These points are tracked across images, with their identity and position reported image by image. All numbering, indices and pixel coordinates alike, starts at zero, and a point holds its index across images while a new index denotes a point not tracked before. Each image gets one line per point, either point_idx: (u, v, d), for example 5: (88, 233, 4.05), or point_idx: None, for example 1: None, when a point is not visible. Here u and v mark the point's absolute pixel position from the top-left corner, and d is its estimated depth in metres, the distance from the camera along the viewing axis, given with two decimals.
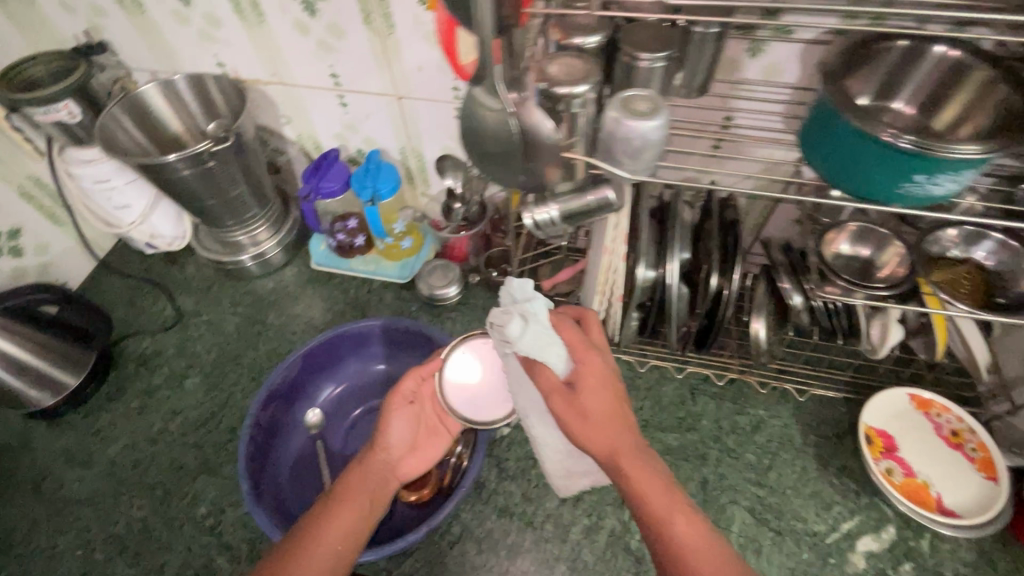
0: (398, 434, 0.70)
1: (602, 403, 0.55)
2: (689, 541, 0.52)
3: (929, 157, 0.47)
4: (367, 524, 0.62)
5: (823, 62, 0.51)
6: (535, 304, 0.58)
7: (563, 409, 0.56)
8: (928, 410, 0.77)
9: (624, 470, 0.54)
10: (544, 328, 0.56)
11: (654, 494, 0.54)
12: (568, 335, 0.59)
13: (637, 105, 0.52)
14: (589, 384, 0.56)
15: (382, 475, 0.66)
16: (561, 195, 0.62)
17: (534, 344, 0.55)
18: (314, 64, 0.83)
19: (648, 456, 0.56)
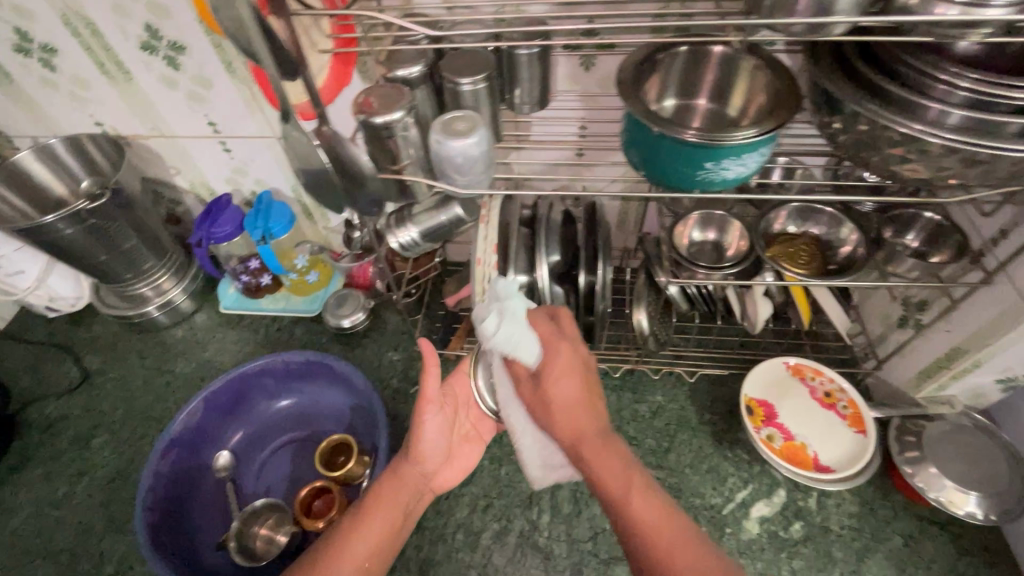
0: (436, 441, 0.66)
1: (566, 391, 0.60)
2: (641, 512, 0.50)
3: (714, 146, 0.52)
4: (395, 538, 0.61)
5: (622, 69, 0.56)
6: (513, 305, 0.62)
7: (533, 400, 0.62)
8: (802, 375, 0.82)
9: (583, 454, 0.56)
10: (518, 323, 0.61)
11: (610, 473, 0.53)
12: (543, 329, 0.63)
13: (457, 125, 0.56)
14: (554, 371, 0.60)
15: (415, 487, 0.65)
16: (418, 215, 0.66)
17: (502, 340, 0.60)
18: (189, 115, 0.85)
19: (614, 443, 0.56)
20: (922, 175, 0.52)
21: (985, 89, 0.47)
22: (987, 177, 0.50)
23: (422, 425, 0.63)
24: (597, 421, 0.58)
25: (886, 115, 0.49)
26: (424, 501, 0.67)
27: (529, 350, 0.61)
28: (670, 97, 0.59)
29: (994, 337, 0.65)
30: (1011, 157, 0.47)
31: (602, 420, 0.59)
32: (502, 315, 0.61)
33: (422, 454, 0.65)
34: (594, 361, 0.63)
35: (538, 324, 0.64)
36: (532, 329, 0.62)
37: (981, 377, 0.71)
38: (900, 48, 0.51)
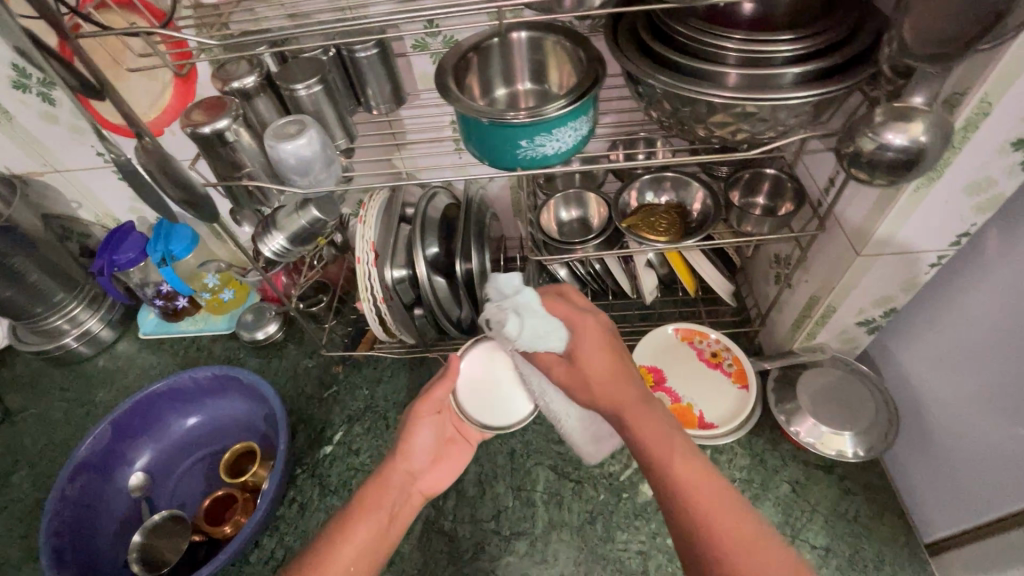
0: (424, 441, 0.67)
1: (599, 362, 0.60)
2: (680, 471, 0.50)
3: (525, 124, 0.55)
4: (388, 539, 0.60)
5: (442, 59, 0.58)
6: (522, 294, 0.59)
7: (569, 380, 0.62)
8: (691, 339, 0.85)
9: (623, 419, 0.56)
10: (536, 314, 0.59)
11: (649, 433, 0.54)
12: (557, 307, 0.63)
13: (287, 130, 0.59)
14: (581, 342, 0.61)
15: (403, 490, 0.64)
16: (281, 220, 0.68)
17: (534, 335, 0.59)
18: (77, 147, 0.88)
19: (654, 406, 0.57)
20: (719, 133, 0.56)
21: (751, 48, 0.50)
22: (774, 127, 0.54)
23: (415, 424, 0.66)
24: (635, 389, 0.58)
25: (678, 85, 0.52)
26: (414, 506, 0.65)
27: (555, 336, 0.60)
28: (499, 87, 0.63)
29: (837, 282, 0.68)
30: (784, 105, 0.50)
31: (640, 387, 0.59)
32: (521, 314, 0.58)
33: (411, 450, 0.66)
34: (617, 328, 0.64)
35: (550, 303, 0.63)
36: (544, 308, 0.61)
37: (843, 321, 0.74)
38: (679, 17, 0.54)
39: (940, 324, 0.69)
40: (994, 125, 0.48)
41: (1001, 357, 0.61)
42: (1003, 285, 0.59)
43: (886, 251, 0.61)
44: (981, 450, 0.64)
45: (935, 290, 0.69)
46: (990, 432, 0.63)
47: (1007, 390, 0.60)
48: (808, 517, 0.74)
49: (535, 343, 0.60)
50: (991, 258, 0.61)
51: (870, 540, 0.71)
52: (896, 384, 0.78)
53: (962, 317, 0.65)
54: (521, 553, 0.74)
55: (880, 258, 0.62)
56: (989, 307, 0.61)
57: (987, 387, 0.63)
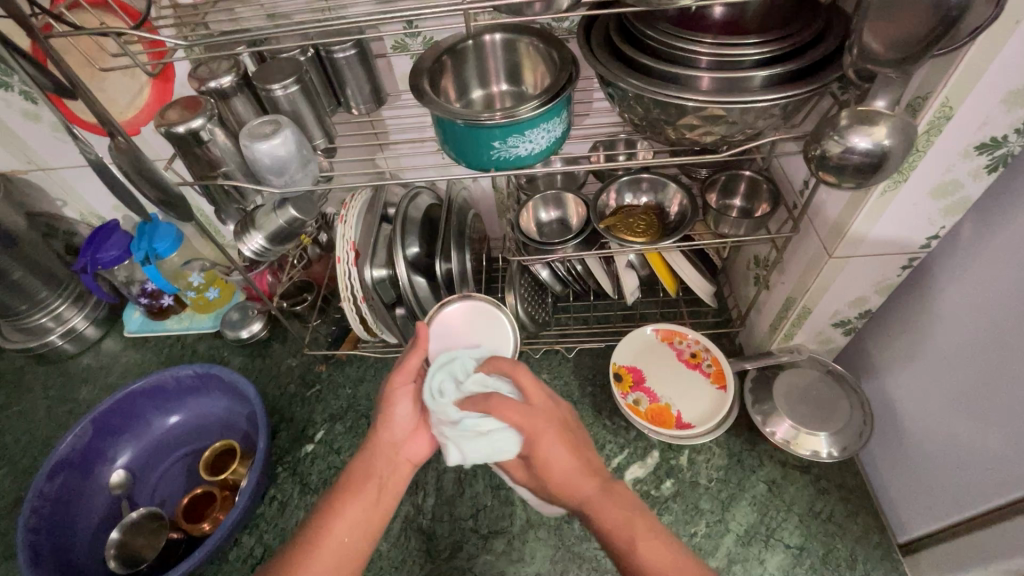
0: (404, 411, 0.63)
1: (565, 461, 0.57)
2: (653, 563, 0.51)
3: (498, 125, 0.56)
4: (379, 511, 0.60)
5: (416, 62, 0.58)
6: (464, 419, 0.57)
7: (532, 480, 0.60)
8: (671, 339, 0.86)
9: (589, 516, 0.56)
10: (481, 438, 0.56)
11: (616, 524, 0.54)
12: (509, 413, 0.56)
13: (262, 129, 0.59)
14: (541, 442, 0.56)
15: (388, 458, 0.62)
16: (259, 219, 0.69)
17: (482, 457, 0.57)
18: (59, 146, 0.88)
19: (616, 491, 0.57)
20: (690, 135, 0.56)
21: (720, 51, 0.51)
22: (743, 130, 0.54)
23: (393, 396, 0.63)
24: (599, 475, 0.58)
25: (649, 88, 0.52)
26: (405, 475, 0.63)
27: (506, 449, 0.57)
28: (475, 89, 0.63)
29: (812, 283, 0.68)
30: (753, 107, 0.51)
31: (602, 475, 0.58)
32: (457, 444, 0.57)
33: (392, 417, 0.63)
34: (570, 417, 0.60)
35: (503, 409, 0.56)
36: (494, 420, 0.57)
37: (819, 323, 0.74)
38: (650, 21, 0.55)
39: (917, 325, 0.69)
40: (957, 128, 0.49)
41: (974, 360, 0.61)
42: (976, 288, 0.60)
43: (857, 252, 0.61)
44: (954, 452, 0.64)
45: (912, 290, 0.69)
46: (964, 435, 0.63)
47: (979, 394, 0.61)
48: (782, 517, 0.74)
49: (481, 462, 0.57)
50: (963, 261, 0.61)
51: (843, 540, 0.72)
52: (872, 384, 0.78)
53: (937, 321, 0.66)
54: (498, 552, 0.75)
55: (852, 258, 0.62)
56: (962, 310, 0.62)
57: (959, 391, 0.63)
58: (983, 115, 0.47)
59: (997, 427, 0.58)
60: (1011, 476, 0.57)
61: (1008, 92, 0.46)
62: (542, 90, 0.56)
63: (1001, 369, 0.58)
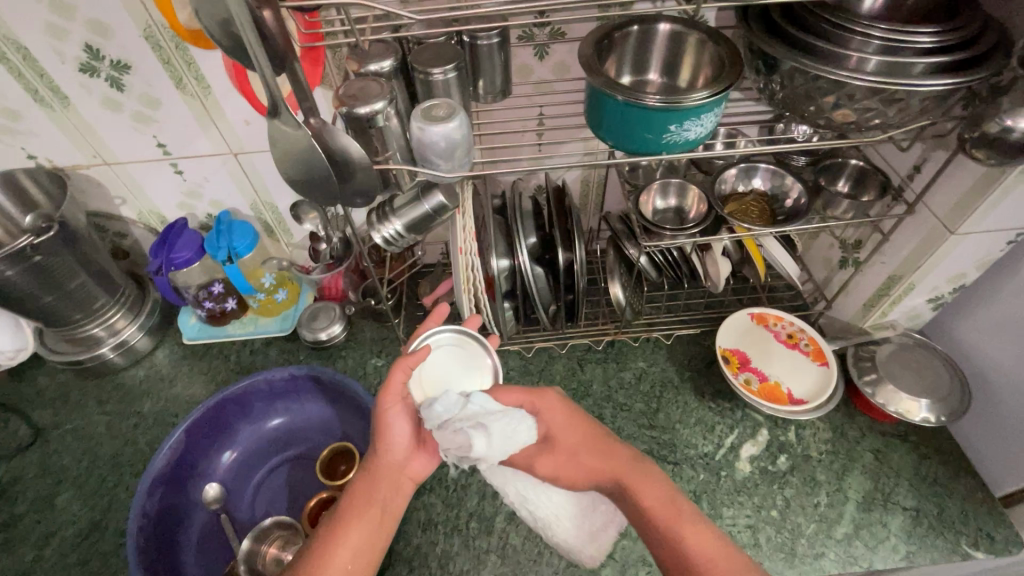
0: (402, 429, 0.62)
1: (585, 438, 0.65)
2: (690, 540, 0.54)
3: (674, 109, 0.58)
4: (382, 537, 0.58)
5: (586, 53, 0.60)
6: (472, 402, 0.63)
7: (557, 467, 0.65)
8: (766, 322, 0.90)
9: (625, 490, 0.60)
10: (498, 415, 0.62)
11: (653, 500, 0.58)
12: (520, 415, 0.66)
13: (436, 112, 0.58)
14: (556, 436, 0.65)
15: (391, 481, 0.60)
16: (399, 208, 0.67)
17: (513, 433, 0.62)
18: (135, 138, 0.82)
19: (649, 469, 0.61)
20: (852, 119, 0.60)
21: (896, 38, 0.55)
22: (903, 115, 0.59)
23: (384, 419, 0.61)
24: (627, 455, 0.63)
25: (828, 71, 0.56)
26: (407, 495, 0.62)
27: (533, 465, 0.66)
28: (628, 73, 0.65)
29: (922, 260, 0.74)
30: (916, 92, 0.55)
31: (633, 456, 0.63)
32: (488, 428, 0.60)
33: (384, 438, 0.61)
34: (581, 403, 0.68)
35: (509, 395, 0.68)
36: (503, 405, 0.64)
37: (916, 298, 0.81)
38: (822, 9, 0.58)
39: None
40: None
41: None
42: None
43: (977, 228, 0.68)
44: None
45: (1007, 259, 0.75)
46: None
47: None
48: (894, 482, 0.79)
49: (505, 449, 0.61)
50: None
51: (952, 498, 0.78)
52: (959, 357, 0.85)
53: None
54: (635, 536, 0.75)
55: (971, 235, 0.69)
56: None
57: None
58: None
59: None
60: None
61: None
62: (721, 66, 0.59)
63: None
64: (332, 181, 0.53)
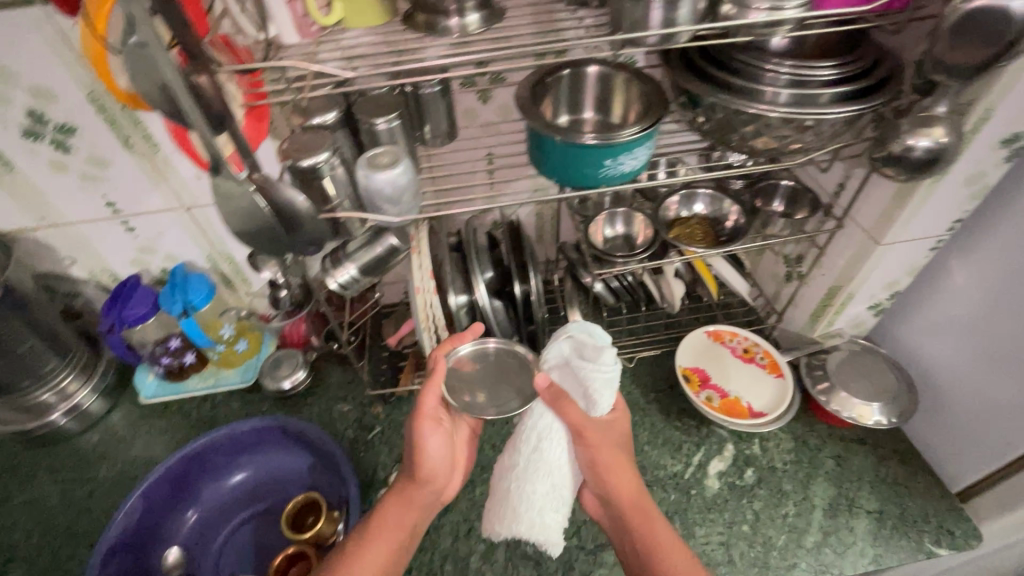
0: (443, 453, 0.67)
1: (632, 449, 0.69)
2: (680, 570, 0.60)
3: (608, 145, 0.61)
4: (406, 549, 0.66)
5: (522, 97, 0.63)
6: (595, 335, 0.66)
7: (601, 457, 0.65)
8: (722, 339, 0.93)
9: (638, 513, 0.65)
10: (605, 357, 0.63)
11: (663, 533, 0.64)
12: (574, 418, 0.63)
13: (380, 160, 0.60)
14: (599, 450, 0.65)
15: (427, 502, 0.68)
16: (353, 252, 0.68)
17: (601, 382, 0.62)
18: (84, 198, 0.81)
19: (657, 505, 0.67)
20: (772, 145, 0.65)
21: (801, 72, 0.59)
22: (818, 139, 0.63)
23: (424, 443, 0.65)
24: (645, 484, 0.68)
25: (744, 104, 0.60)
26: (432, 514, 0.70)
27: (561, 455, 0.65)
28: (564, 113, 0.69)
29: (856, 270, 0.78)
30: (825, 119, 0.60)
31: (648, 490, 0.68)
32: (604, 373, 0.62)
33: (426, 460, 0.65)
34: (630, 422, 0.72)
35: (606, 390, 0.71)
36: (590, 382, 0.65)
37: (858, 306, 0.85)
38: (734, 49, 0.63)
39: (983, 280, 0.73)
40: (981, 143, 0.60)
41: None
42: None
43: (900, 238, 0.72)
44: (999, 412, 0.73)
45: (938, 261, 0.79)
46: (1003, 397, 0.72)
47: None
48: (856, 486, 0.82)
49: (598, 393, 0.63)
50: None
51: (911, 497, 0.80)
52: (904, 360, 0.89)
53: (1010, 284, 0.69)
54: (611, 564, 0.75)
55: (895, 245, 0.73)
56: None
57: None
58: (1014, 116, 0.58)
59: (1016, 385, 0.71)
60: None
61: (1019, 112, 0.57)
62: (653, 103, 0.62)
63: (1007, 334, 0.71)
64: (278, 232, 0.54)
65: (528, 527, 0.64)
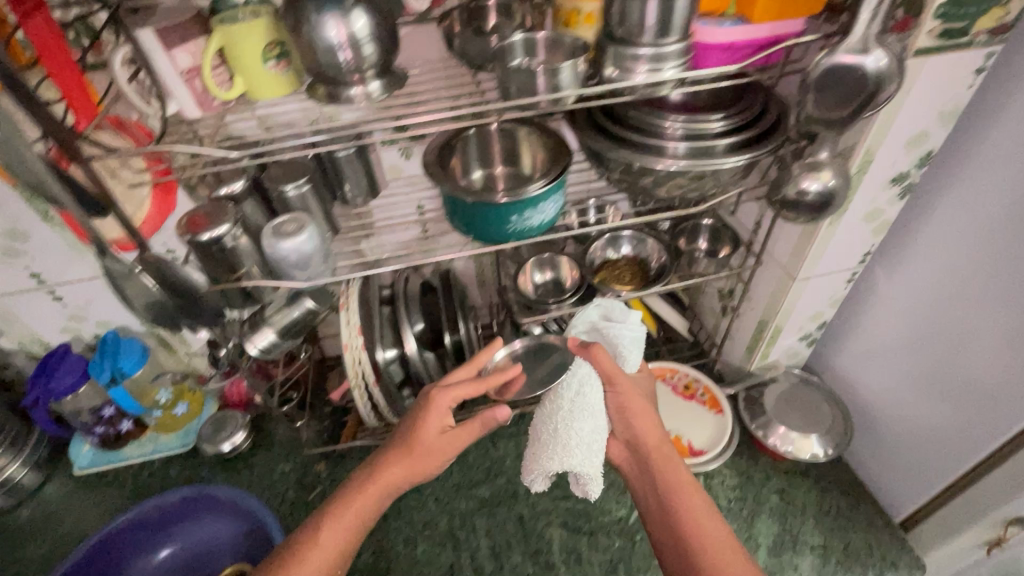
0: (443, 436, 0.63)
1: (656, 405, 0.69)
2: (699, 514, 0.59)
3: (513, 202, 0.62)
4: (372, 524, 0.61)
5: (429, 158, 0.64)
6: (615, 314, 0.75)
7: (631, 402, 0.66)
8: (663, 376, 0.93)
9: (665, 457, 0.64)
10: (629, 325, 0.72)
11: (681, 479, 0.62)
12: (606, 366, 0.66)
13: (285, 227, 0.60)
14: (629, 395, 0.66)
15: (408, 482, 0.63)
16: (271, 315, 0.67)
17: (630, 339, 0.69)
18: (5, 271, 0.80)
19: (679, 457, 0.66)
20: (676, 194, 0.67)
21: (693, 125, 0.62)
22: (718, 186, 0.65)
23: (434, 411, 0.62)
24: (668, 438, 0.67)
25: (641, 158, 0.61)
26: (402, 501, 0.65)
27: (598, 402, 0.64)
28: (476, 170, 0.70)
29: (779, 305, 0.79)
30: (721, 168, 0.61)
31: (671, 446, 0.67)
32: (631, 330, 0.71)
33: (409, 462, 0.61)
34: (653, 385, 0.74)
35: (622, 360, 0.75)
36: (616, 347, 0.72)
37: (789, 338, 0.86)
38: (629, 104, 0.65)
39: (911, 301, 0.73)
40: (871, 177, 0.62)
41: (985, 356, 0.65)
42: (1001, 292, 0.61)
43: (815, 273, 0.74)
44: (931, 433, 0.74)
45: (867, 282, 0.80)
46: (939, 415, 0.72)
47: (985, 389, 0.66)
48: (800, 521, 0.81)
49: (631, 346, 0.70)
50: (976, 250, 0.63)
51: (854, 530, 0.80)
52: (841, 388, 0.89)
53: (937, 305, 0.69)
54: None
55: (810, 279, 0.74)
56: (982, 310, 0.64)
57: (959, 385, 0.69)
58: (894, 158, 0.60)
59: (951, 401, 0.70)
60: (1012, 471, 0.64)
61: (900, 148, 0.59)
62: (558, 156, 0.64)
63: (941, 348, 0.70)
64: None
65: (564, 462, 0.63)
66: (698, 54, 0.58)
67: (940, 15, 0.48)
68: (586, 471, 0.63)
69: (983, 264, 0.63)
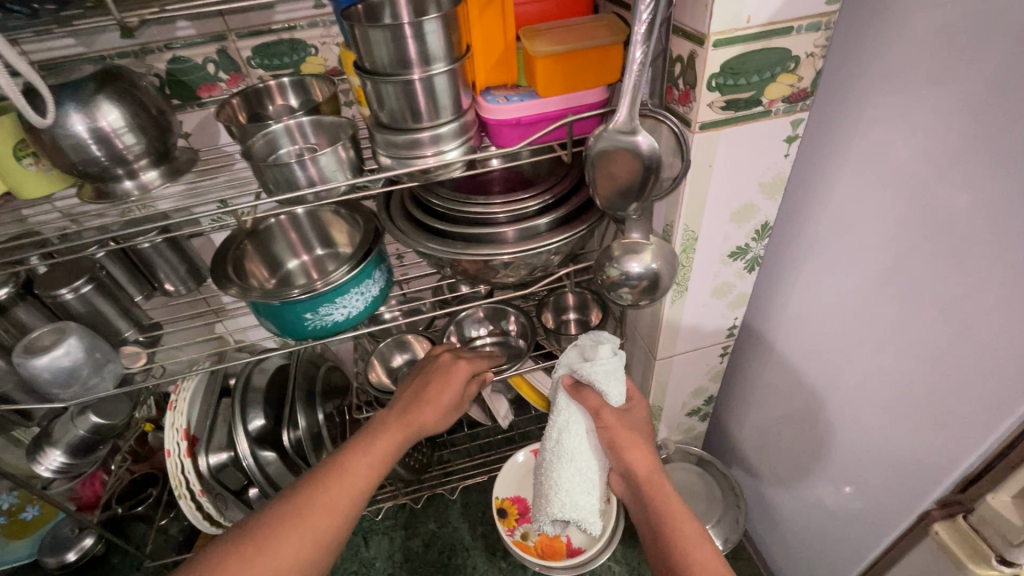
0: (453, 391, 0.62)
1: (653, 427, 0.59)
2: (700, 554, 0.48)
3: (313, 297, 0.55)
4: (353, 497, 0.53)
5: (217, 251, 0.58)
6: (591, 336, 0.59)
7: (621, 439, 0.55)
8: None
9: (662, 493, 0.53)
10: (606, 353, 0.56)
11: (680, 515, 0.51)
12: (591, 403, 0.56)
13: (42, 341, 0.54)
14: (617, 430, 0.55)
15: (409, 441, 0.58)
16: (56, 432, 0.63)
17: (602, 377, 0.54)
18: None
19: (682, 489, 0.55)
20: (501, 282, 0.60)
21: (511, 203, 0.55)
22: (544, 270, 0.59)
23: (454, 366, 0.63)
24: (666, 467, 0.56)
25: (450, 248, 0.54)
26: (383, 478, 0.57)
27: (581, 448, 0.57)
28: (289, 259, 0.65)
29: (661, 385, 0.71)
30: (547, 250, 0.54)
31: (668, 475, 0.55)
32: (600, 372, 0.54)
33: (438, 407, 0.60)
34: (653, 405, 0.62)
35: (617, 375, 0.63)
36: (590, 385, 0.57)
37: (676, 415, 0.78)
38: (439, 186, 0.59)
39: (799, 359, 0.63)
40: (707, 247, 0.55)
41: (874, 426, 0.54)
42: (881, 352, 0.51)
43: (676, 351, 0.66)
44: (838, 513, 0.62)
45: (754, 340, 0.70)
46: (842, 494, 0.61)
47: (879, 467, 0.54)
48: None
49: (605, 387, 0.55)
50: (852, 301, 0.53)
51: None
52: (745, 464, 0.80)
53: (825, 362, 0.59)
54: None
55: (674, 357, 0.66)
56: (865, 369, 0.53)
57: (853, 458, 0.58)
58: (722, 234, 0.54)
59: (851, 484, 0.59)
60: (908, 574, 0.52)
61: (732, 217, 0.53)
62: (366, 242, 0.58)
63: (832, 415, 0.59)
64: None
65: (562, 506, 0.60)
66: (494, 129, 0.52)
67: (715, 86, 0.42)
68: (585, 511, 0.60)
69: (860, 319, 0.52)
